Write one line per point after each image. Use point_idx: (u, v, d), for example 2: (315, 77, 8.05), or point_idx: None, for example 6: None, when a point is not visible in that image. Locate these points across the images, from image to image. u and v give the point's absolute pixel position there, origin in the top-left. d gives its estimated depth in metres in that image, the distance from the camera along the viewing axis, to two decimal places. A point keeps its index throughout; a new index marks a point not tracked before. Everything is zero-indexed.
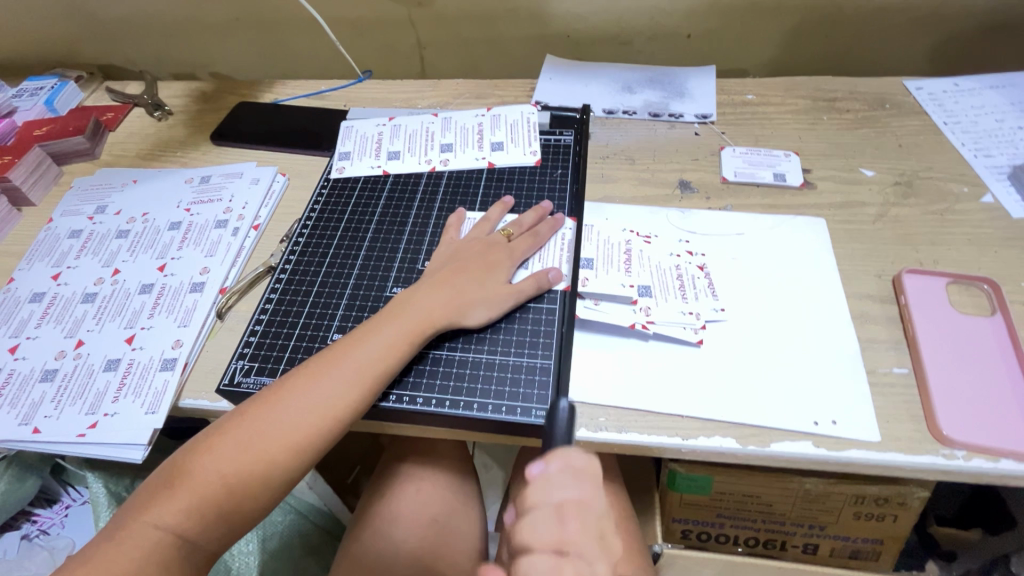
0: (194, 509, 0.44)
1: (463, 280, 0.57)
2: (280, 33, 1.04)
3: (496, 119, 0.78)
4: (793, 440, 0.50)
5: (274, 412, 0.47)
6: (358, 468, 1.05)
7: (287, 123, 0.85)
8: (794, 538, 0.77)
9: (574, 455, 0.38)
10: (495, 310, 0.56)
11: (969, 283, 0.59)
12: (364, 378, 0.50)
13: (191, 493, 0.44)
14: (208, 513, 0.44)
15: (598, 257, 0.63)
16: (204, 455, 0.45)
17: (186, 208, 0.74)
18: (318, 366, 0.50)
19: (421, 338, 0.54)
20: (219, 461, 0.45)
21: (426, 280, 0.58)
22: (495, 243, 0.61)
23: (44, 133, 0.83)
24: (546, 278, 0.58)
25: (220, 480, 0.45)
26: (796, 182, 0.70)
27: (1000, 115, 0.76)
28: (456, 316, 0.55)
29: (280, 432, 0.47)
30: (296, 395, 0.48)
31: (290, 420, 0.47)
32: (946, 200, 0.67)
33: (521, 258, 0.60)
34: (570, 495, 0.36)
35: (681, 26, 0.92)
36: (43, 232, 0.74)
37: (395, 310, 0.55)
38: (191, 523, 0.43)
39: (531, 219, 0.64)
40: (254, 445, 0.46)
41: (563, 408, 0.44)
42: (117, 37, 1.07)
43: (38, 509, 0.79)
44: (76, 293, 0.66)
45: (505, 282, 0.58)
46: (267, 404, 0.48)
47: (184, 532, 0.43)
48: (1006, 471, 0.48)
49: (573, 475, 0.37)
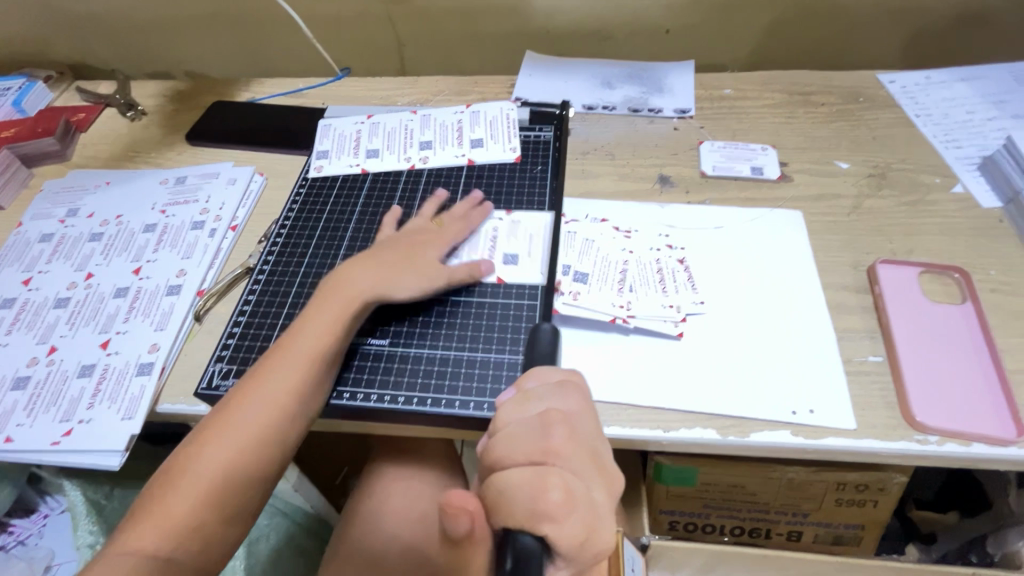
0: (176, 517, 0.44)
1: (392, 261, 0.57)
2: (256, 31, 1.02)
3: (475, 116, 0.77)
4: (772, 430, 0.51)
5: (230, 418, 0.48)
6: (345, 469, 1.04)
7: (264, 122, 0.84)
8: (779, 526, 0.78)
9: (550, 371, 0.43)
10: (426, 291, 0.57)
11: (940, 272, 0.60)
12: (305, 366, 0.50)
13: (175, 503, 0.45)
14: (182, 529, 0.44)
15: (593, 272, 0.61)
16: (185, 465, 0.46)
17: (161, 210, 0.73)
18: (276, 363, 0.51)
19: (351, 319, 0.54)
20: (198, 470, 0.46)
21: (357, 259, 0.58)
22: (427, 229, 0.62)
23: (11, 135, 0.81)
24: (474, 266, 0.59)
25: (190, 495, 0.45)
26: (774, 175, 0.71)
27: (970, 107, 0.78)
28: (385, 290, 0.55)
29: (239, 438, 0.47)
30: (246, 398, 0.49)
31: (247, 425, 0.48)
32: (919, 191, 0.69)
33: (451, 244, 0.61)
34: (552, 407, 0.39)
35: (659, 21, 0.92)
36: (12, 237, 0.72)
37: (324, 296, 0.55)
38: (165, 541, 0.43)
39: (463, 207, 0.65)
40: (221, 456, 0.46)
41: (545, 328, 0.51)
42: (87, 36, 1.05)
43: (14, 519, 0.77)
44: (47, 298, 0.65)
45: (436, 263, 0.59)
46: (223, 411, 0.48)
47: (158, 551, 0.43)
48: (976, 455, 0.49)
49: (554, 390, 0.40)
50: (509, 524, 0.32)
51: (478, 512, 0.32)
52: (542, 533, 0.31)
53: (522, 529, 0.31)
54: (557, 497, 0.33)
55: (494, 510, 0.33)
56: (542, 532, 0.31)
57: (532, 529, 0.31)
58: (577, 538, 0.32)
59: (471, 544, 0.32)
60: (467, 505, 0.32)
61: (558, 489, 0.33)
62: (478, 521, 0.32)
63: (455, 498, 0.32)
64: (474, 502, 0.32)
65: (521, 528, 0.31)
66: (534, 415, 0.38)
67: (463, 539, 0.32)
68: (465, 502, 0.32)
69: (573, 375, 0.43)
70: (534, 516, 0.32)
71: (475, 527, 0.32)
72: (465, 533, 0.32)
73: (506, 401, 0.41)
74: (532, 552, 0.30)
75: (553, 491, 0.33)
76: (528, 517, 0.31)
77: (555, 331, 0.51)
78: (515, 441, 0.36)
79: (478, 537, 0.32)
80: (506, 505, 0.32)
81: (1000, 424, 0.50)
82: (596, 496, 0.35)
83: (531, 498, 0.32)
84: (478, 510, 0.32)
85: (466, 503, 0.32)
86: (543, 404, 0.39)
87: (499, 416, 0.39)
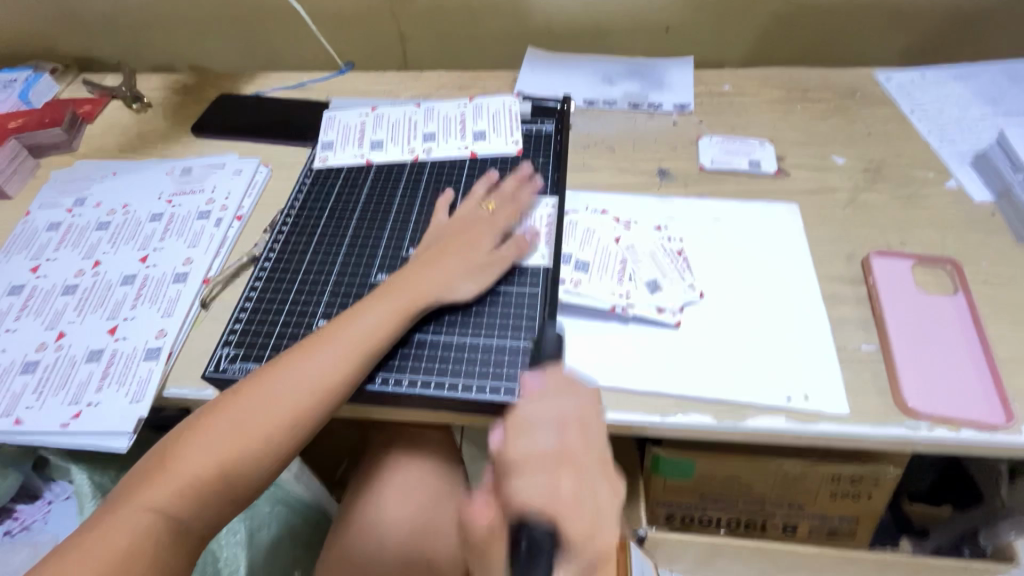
0: (186, 491, 0.44)
1: (450, 257, 0.59)
2: (261, 26, 1.03)
3: (478, 109, 0.78)
4: (767, 415, 0.52)
5: (267, 391, 0.48)
6: (345, 462, 1.05)
7: (270, 114, 0.85)
8: (775, 518, 0.79)
9: (566, 378, 0.47)
10: (484, 284, 0.58)
11: (933, 264, 0.62)
12: (356, 356, 0.51)
13: (182, 477, 0.45)
14: (200, 498, 0.45)
15: (595, 261, 0.62)
16: (197, 437, 0.46)
17: (167, 200, 0.74)
18: (306, 349, 0.51)
19: (409, 316, 0.55)
20: (209, 445, 0.46)
21: (417, 260, 0.60)
22: (480, 219, 0.63)
23: (19, 125, 0.82)
24: (525, 244, 0.61)
25: (214, 462, 0.46)
26: (770, 169, 0.72)
27: (964, 105, 0.79)
28: (444, 289, 0.57)
29: (274, 416, 0.48)
30: (287, 375, 0.49)
31: (282, 405, 0.48)
32: (912, 185, 0.70)
33: (503, 228, 0.63)
34: (562, 412, 0.43)
35: (660, 18, 0.93)
36: (20, 225, 0.73)
37: (385, 289, 0.56)
38: (182, 504, 0.44)
39: (512, 186, 0.66)
40: (233, 432, 0.47)
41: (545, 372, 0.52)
42: (93, 30, 1.06)
43: (20, 504, 0.78)
44: (56, 285, 0.66)
45: (489, 251, 0.60)
46: (257, 386, 0.49)
47: (176, 516, 0.44)
48: (965, 439, 0.50)
49: (565, 397, 0.45)
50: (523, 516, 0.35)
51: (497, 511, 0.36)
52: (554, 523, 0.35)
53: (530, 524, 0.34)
54: (567, 490, 0.36)
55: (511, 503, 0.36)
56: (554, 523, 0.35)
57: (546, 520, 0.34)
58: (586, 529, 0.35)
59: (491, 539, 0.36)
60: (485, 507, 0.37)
61: (569, 484, 0.37)
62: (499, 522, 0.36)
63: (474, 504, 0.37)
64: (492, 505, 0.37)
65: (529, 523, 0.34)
66: (546, 417, 0.42)
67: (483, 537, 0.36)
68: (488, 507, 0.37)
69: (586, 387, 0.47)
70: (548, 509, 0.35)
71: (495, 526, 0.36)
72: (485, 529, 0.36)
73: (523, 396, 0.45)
74: (545, 542, 0.33)
75: (564, 484, 0.37)
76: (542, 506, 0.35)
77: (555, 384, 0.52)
78: (528, 439, 0.40)
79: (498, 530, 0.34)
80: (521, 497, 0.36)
81: (990, 411, 0.51)
82: (601, 494, 0.38)
83: (545, 491, 0.36)
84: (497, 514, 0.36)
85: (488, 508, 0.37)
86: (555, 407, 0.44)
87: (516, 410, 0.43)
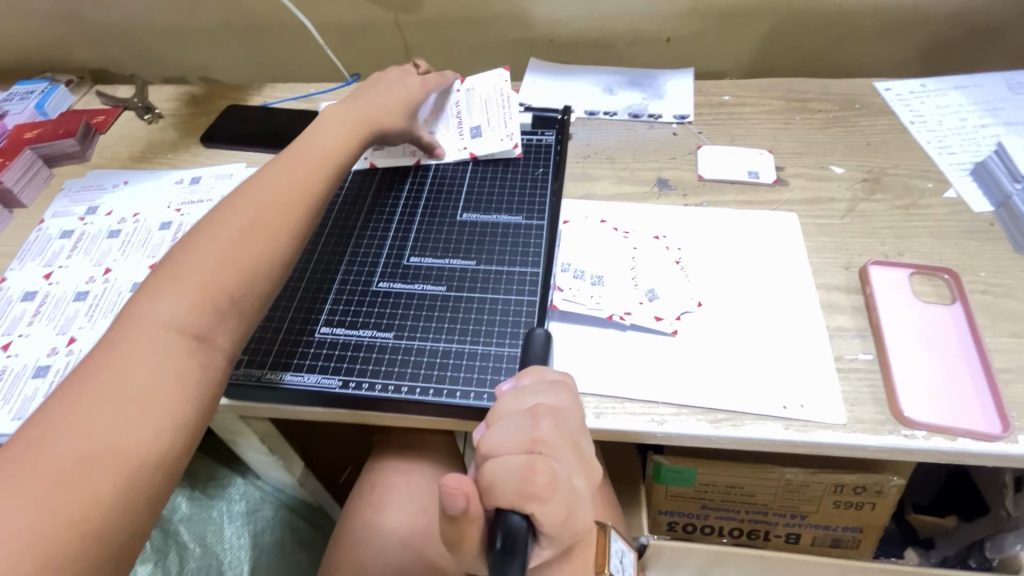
0: (168, 347, 0.43)
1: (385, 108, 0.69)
2: (269, 38, 1.05)
3: (471, 94, 0.77)
4: (762, 424, 0.53)
5: (197, 249, 0.49)
6: (349, 469, 1.06)
7: (276, 125, 0.87)
8: (777, 528, 0.79)
9: (546, 371, 0.46)
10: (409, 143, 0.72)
11: (931, 274, 0.62)
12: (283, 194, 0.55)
13: (147, 341, 0.43)
14: (180, 347, 0.44)
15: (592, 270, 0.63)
16: (142, 310, 0.44)
17: (176, 209, 0.76)
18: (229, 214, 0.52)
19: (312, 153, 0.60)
20: (160, 310, 0.45)
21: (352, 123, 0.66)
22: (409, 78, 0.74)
23: (34, 136, 0.85)
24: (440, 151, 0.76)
25: (167, 325, 0.44)
26: (769, 179, 0.73)
27: (964, 115, 0.80)
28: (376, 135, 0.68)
29: (171, 350, 0.43)
30: (137, 312, 0.45)
31: (163, 343, 0.43)
32: (912, 195, 0.70)
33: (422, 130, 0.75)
34: (543, 402, 0.41)
35: (661, 30, 0.95)
36: (34, 233, 0.75)
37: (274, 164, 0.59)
38: (172, 357, 0.43)
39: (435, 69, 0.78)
40: (181, 296, 0.46)
41: (539, 333, 0.53)
42: (106, 42, 1.09)
43: None
44: (68, 291, 0.68)
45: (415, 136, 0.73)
46: (197, 246, 0.49)
47: (172, 366, 0.43)
48: (962, 449, 0.50)
49: (546, 388, 0.43)
50: (501, 504, 0.35)
51: (474, 492, 0.34)
52: (528, 510, 0.35)
53: (512, 509, 0.35)
54: (544, 481, 0.36)
55: (488, 491, 0.36)
56: (529, 510, 0.35)
57: (520, 509, 0.35)
58: (556, 515, 0.36)
59: (468, 521, 0.34)
60: (463, 485, 0.34)
61: (545, 472, 0.36)
62: (475, 501, 0.34)
63: (451, 479, 0.34)
64: (469, 484, 0.34)
65: (511, 508, 0.35)
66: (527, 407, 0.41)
67: (460, 517, 0.34)
68: (462, 485, 0.34)
69: (566, 377, 0.46)
70: (522, 496, 0.35)
71: (470, 507, 0.34)
72: (461, 511, 0.34)
73: (504, 394, 0.44)
74: (519, 533, 0.34)
75: (541, 474, 0.36)
76: (517, 497, 0.35)
77: (549, 336, 0.53)
78: (507, 428, 0.38)
79: (472, 514, 0.34)
80: (498, 486, 0.35)
81: (987, 420, 0.51)
82: (576, 482, 0.38)
83: (521, 480, 0.35)
84: (472, 490, 0.34)
85: (463, 484, 0.34)
86: (537, 399, 0.42)
87: (498, 406, 0.42)
